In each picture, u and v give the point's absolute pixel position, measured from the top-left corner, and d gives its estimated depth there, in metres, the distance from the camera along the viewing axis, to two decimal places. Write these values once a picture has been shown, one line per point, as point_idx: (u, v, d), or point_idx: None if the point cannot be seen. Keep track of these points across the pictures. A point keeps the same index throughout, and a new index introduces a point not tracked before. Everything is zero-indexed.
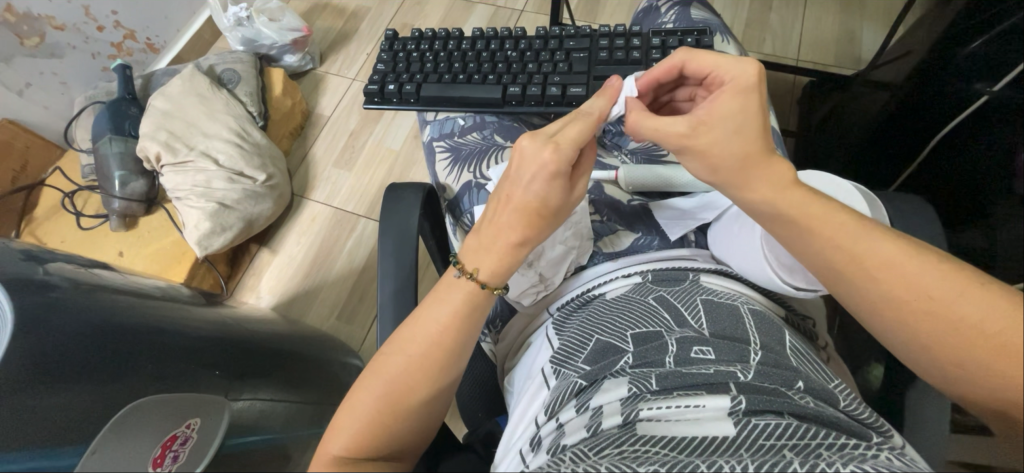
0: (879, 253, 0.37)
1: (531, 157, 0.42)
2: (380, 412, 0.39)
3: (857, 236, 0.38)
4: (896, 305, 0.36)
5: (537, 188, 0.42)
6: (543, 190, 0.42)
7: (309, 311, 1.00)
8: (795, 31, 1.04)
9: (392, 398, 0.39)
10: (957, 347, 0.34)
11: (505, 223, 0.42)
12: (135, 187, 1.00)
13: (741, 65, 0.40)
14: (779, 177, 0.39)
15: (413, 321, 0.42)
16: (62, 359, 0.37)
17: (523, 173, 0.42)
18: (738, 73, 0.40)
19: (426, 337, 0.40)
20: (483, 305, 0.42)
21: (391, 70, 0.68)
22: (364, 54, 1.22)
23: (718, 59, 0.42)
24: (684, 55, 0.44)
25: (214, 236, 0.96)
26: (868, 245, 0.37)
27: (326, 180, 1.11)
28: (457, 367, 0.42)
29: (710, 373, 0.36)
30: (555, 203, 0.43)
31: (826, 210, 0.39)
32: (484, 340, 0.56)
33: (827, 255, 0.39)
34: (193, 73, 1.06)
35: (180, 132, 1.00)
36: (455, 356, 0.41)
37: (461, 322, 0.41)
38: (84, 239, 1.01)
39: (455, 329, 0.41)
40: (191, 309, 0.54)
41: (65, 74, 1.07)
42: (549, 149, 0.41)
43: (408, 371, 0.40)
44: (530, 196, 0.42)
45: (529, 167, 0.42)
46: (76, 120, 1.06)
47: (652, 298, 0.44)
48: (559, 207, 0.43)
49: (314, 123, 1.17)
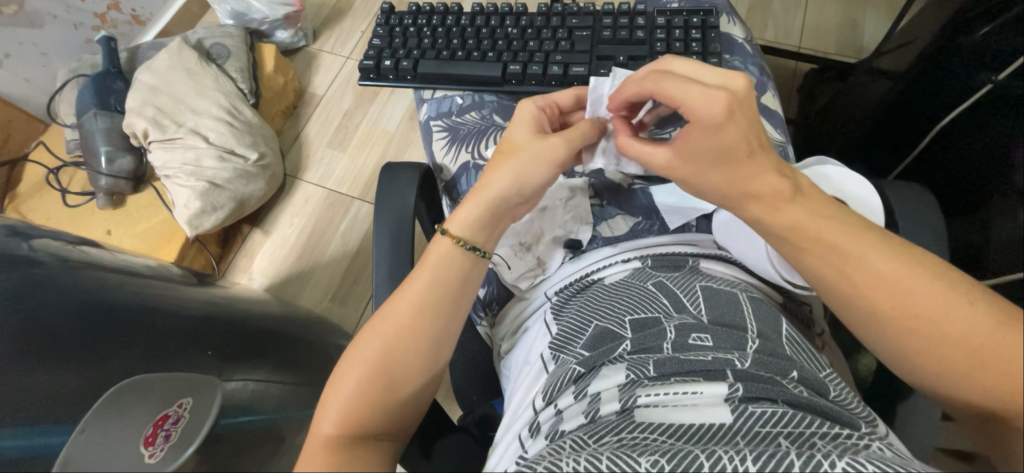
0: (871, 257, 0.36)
1: (518, 112, 0.47)
2: (367, 388, 0.38)
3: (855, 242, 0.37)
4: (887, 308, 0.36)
5: (517, 129, 0.46)
6: (517, 141, 0.45)
7: (303, 293, 1.00)
8: (798, 18, 1.03)
9: (380, 375, 0.39)
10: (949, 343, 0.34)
11: (488, 169, 0.45)
12: (121, 164, 0.97)
13: (708, 101, 0.35)
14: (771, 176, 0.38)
15: (396, 296, 0.42)
16: (48, 340, 0.36)
17: (512, 125, 0.47)
18: (704, 111, 0.35)
19: (411, 306, 0.41)
20: (454, 256, 0.43)
21: (387, 45, 0.66)
22: (358, 32, 1.19)
23: (683, 90, 0.36)
24: (649, 84, 0.39)
25: (204, 216, 0.94)
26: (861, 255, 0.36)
27: (319, 160, 1.09)
28: (447, 343, 0.42)
29: (708, 360, 0.36)
30: (522, 149, 0.44)
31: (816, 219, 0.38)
32: (480, 323, 0.55)
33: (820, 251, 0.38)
34: (181, 47, 1.03)
35: (168, 108, 0.97)
36: (436, 324, 0.41)
37: (442, 287, 0.42)
38: (71, 217, 0.99)
39: (432, 298, 0.41)
40: (181, 288, 0.53)
41: (46, 45, 1.03)
42: (530, 102, 0.48)
43: (394, 349, 0.39)
44: (510, 138, 0.46)
45: (518, 118, 0.47)
46: (59, 94, 1.03)
47: (652, 284, 0.44)
48: (534, 155, 0.44)
49: (306, 102, 1.15)
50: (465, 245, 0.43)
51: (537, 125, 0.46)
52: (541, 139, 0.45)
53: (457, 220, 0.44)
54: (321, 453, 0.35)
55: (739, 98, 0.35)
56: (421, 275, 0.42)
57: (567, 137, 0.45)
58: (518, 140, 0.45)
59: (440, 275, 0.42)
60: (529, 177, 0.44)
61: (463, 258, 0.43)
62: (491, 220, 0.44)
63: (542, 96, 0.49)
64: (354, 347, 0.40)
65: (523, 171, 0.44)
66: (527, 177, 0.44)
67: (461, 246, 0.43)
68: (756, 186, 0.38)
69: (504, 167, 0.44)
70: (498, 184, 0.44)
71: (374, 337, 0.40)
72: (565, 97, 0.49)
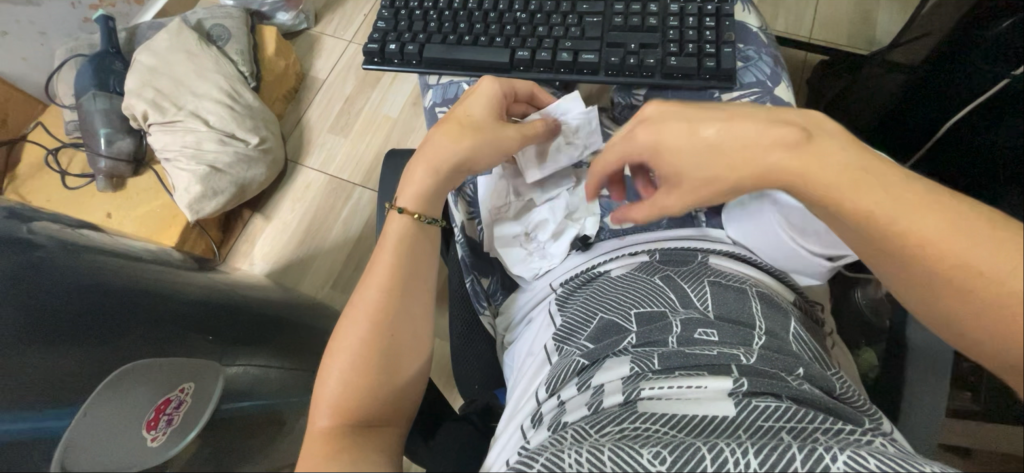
0: (920, 224, 0.32)
1: (481, 85, 0.48)
2: (357, 374, 0.38)
3: (897, 206, 0.32)
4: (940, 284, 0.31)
5: (478, 108, 0.48)
6: (476, 116, 0.47)
7: (304, 280, 1.00)
8: (810, 7, 1.01)
9: (366, 361, 0.39)
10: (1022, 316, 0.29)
11: (442, 140, 0.46)
12: (120, 146, 0.96)
13: (625, 141, 0.41)
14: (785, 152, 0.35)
15: (365, 283, 0.43)
16: (48, 323, 0.36)
17: (473, 100, 0.48)
18: (633, 146, 0.40)
19: (381, 290, 0.41)
20: (416, 237, 0.45)
21: (392, 29, 0.65)
22: (361, 15, 1.17)
23: (612, 153, 0.42)
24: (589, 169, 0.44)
25: (205, 200, 0.93)
26: (912, 220, 0.32)
27: (321, 145, 1.08)
28: (419, 318, 0.42)
29: (713, 355, 0.36)
30: (482, 131, 0.46)
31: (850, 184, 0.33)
32: (484, 314, 0.52)
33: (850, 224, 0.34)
34: (180, 27, 1.01)
35: (168, 90, 0.96)
36: (420, 308, 0.43)
37: (406, 266, 0.43)
38: (70, 199, 0.98)
39: (400, 278, 0.42)
40: (181, 273, 0.52)
41: (43, 24, 1.02)
42: (493, 82, 0.49)
43: (373, 333, 0.40)
44: (469, 114, 0.47)
45: (479, 96, 0.48)
46: (56, 73, 1.01)
47: (659, 278, 0.43)
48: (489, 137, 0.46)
49: (307, 86, 1.13)
50: (424, 219, 0.45)
51: (495, 103, 0.48)
52: (500, 126, 0.47)
53: (408, 196, 0.46)
54: (319, 444, 0.35)
55: (657, 121, 0.40)
56: (384, 258, 0.43)
57: (521, 130, 0.48)
58: (475, 115, 0.47)
59: (403, 256, 0.44)
60: (483, 161, 0.47)
61: (423, 237, 0.45)
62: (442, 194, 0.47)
63: (506, 81, 0.50)
64: (337, 337, 0.41)
65: (476, 144, 0.46)
66: (480, 159, 0.47)
67: (419, 220, 0.45)
68: (773, 160, 0.35)
69: (461, 139, 0.46)
70: (453, 160, 0.46)
71: (356, 324, 0.40)
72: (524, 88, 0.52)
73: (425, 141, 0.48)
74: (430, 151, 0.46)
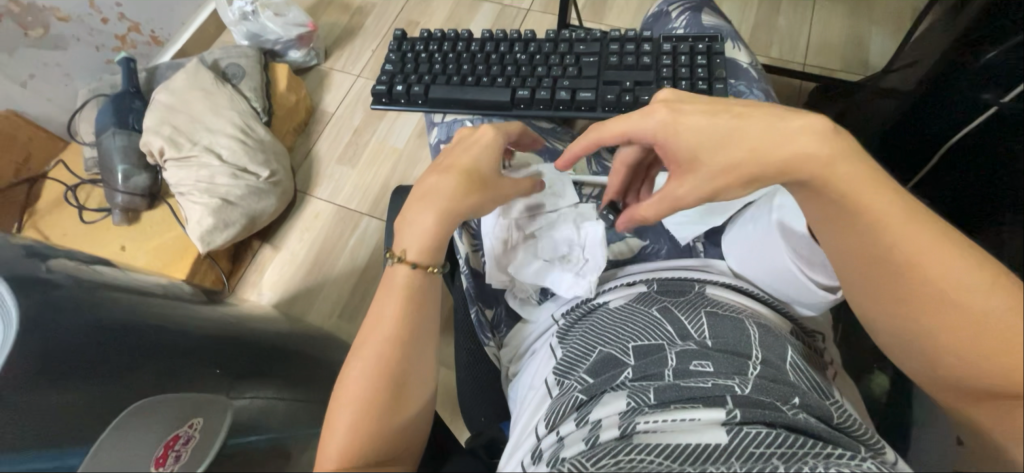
0: (928, 257, 0.36)
1: (489, 138, 0.51)
2: (362, 414, 0.39)
3: (925, 237, 0.36)
4: (933, 308, 0.35)
5: (473, 156, 0.50)
6: (481, 169, 0.49)
7: (311, 309, 1.00)
8: (802, 35, 1.04)
9: (370, 400, 0.39)
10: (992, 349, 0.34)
11: (442, 185, 0.47)
12: (136, 181, 0.99)
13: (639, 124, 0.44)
14: (814, 140, 0.38)
15: (370, 326, 0.44)
16: (68, 361, 0.37)
17: (470, 151, 0.50)
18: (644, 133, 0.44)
19: (387, 333, 0.42)
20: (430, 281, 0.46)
21: (399, 71, 0.68)
22: (369, 51, 1.23)
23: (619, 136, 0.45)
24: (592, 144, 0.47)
25: (216, 232, 0.95)
26: (924, 250, 0.36)
27: (329, 177, 1.11)
28: (423, 357, 0.43)
29: (708, 387, 0.36)
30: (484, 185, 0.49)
31: (871, 189, 0.37)
32: (488, 345, 0.54)
33: (859, 223, 0.37)
34: (197, 67, 1.06)
35: (184, 127, 1.00)
36: (422, 350, 0.44)
37: (411, 308, 0.44)
38: (86, 233, 1.01)
39: (406, 320, 0.43)
40: (193, 307, 0.53)
41: (69, 66, 1.08)
42: (490, 132, 0.51)
43: (377, 374, 0.41)
44: (468, 164, 0.49)
45: (475, 147, 0.50)
46: (79, 113, 1.06)
47: (656, 309, 0.44)
48: (490, 185, 0.49)
49: (317, 119, 1.17)
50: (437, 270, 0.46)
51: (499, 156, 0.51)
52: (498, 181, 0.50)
53: (414, 248, 0.46)
54: None
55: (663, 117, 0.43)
56: (390, 301, 0.44)
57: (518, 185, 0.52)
58: (478, 165, 0.49)
59: (408, 298, 0.45)
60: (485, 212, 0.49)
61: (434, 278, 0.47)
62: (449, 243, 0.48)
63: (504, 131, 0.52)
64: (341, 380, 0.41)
65: (479, 197, 0.48)
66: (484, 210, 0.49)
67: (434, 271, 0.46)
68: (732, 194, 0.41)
69: (463, 190, 0.47)
70: (460, 210, 0.47)
71: (360, 366, 0.41)
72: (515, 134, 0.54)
73: (424, 184, 0.48)
74: (432, 196, 0.47)
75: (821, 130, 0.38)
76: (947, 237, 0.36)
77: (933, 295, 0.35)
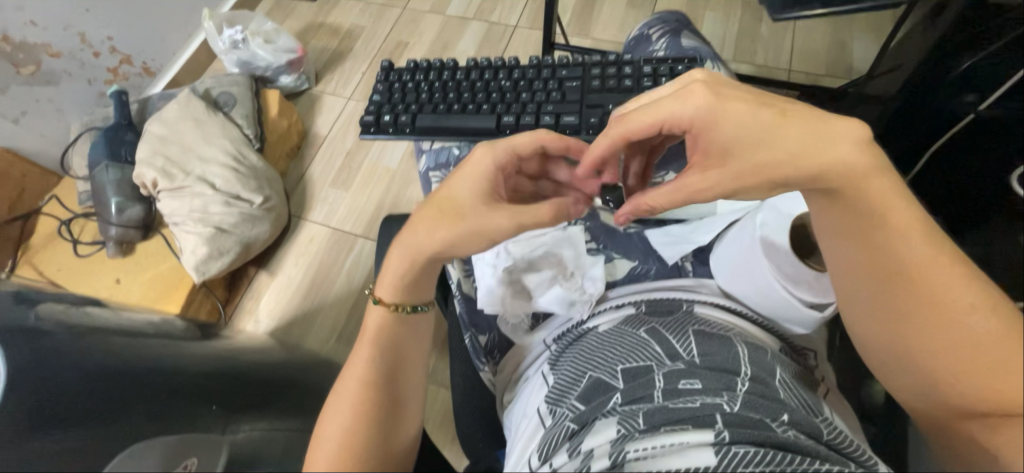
0: (926, 270, 0.38)
1: (475, 165, 0.46)
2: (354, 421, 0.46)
3: (928, 252, 0.38)
4: (925, 317, 0.38)
5: (466, 187, 0.47)
6: (459, 202, 0.47)
7: (309, 335, 1.00)
8: (785, 42, 1.06)
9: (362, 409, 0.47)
10: (970, 361, 0.36)
11: (421, 225, 0.48)
12: (130, 213, 1.00)
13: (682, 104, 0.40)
14: (855, 147, 0.38)
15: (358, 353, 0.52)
16: (58, 408, 0.37)
17: (463, 178, 0.48)
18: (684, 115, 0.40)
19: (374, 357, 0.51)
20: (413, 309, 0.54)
21: (386, 101, 0.68)
22: (359, 73, 1.25)
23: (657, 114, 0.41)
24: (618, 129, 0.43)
25: (211, 261, 0.96)
26: (924, 263, 0.38)
27: (323, 200, 1.11)
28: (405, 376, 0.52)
29: (696, 406, 0.37)
30: (468, 215, 0.46)
31: (893, 202, 0.39)
32: (483, 370, 0.52)
33: (872, 229, 0.39)
34: (189, 98, 1.07)
35: (176, 157, 1.00)
36: (409, 376, 0.52)
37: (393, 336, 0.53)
38: (81, 267, 1.01)
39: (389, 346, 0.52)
40: (187, 343, 0.53)
41: (62, 101, 1.08)
42: (484, 151, 0.47)
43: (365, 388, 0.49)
44: (458, 196, 0.47)
45: (469, 172, 0.47)
46: (72, 147, 1.07)
47: (644, 331, 0.44)
48: (472, 213, 0.46)
49: (309, 143, 1.18)
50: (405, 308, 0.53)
51: (479, 184, 0.47)
52: (489, 207, 0.46)
53: (388, 288, 0.53)
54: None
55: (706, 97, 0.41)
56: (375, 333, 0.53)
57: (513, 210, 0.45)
58: (459, 200, 0.47)
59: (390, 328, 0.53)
60: (469, 245, 0.47)
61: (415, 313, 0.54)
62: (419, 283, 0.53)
63: (501, 145, 0.48)
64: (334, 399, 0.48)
65: (450, 232, 0.46)
66: (463, 244, 0.46)
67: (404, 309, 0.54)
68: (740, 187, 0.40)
69: (438, 228, 0.47)
70: (426, 246, 0.47)
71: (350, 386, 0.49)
72: (524, 145, 0.48)
73: (413, 222, 0.49)
74: (408, 241, 0.49)
75: (827, 142, 0.38)
76: (949, 256, 0.38)
77: (929, 305, 0.38)
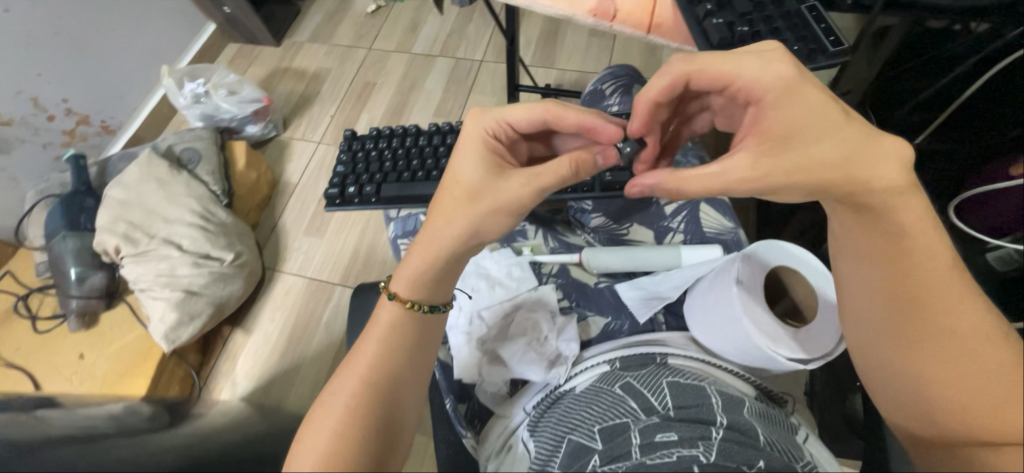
0: (940, 294, 0.38)
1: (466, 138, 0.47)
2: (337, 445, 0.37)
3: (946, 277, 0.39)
4: (936, 342, 0.38)
5: (473, 169, 0.45)
6: (470, 183, 0.45)
7: (290, 393, 0.96)
8: None
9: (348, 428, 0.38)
10: (976, 393, 0.36)
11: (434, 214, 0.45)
12: (92, 283, 0.96)
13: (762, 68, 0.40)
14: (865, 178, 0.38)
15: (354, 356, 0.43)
16: None
17: (465, 162, 0.46)
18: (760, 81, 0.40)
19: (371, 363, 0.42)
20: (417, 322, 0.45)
21: (351, 171, 0.68)
22: (327, 117, 1.24)
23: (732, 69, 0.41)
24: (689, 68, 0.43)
25: (181, 328, 0.92)
26: (941, 290, 0.38)
27: (297, 249, 1.09)
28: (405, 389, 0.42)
29: (674, 460, 0.36)
30: (482, 193, 0.44)
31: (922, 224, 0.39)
32: (465, 437, 0.49)
33: (897, 251, 0.40)
34: (150, 157, 1.04)
35: (140, 221, 0.97)
36: (409, 395, 0.43)
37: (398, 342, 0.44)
38: (41, 344, 0.96)
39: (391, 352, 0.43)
40: (154, 434, 0.50)
41: (15, 169, 1.04)
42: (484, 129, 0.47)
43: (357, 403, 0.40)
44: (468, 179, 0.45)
45: (470, 154, 0.46)
46: (26, 217, 1.03)
47: (619, 386, 0.44)
48: (489, 193, 0.44)
49: (280, 192, 1.16)
50: (419, 307, 0.44)
51: (484, 158, 0.46)
52: (501, 179, 0.45)
53: (403, 282, 0.45)
54: None
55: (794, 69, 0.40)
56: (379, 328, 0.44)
57: (528, 178, 0.44)
58: (470, 182, 0.45)
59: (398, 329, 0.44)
60: (490, 224, 0.45)
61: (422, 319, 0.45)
62: (442, 276, 0.46)
63: (497, 119, 0.47)
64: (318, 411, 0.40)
65: (471, 215, 0.44)
66: (487, 225, 0.44)
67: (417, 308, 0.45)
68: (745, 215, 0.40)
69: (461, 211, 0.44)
70: (446, 236, 0.44)
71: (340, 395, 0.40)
72: (520, 117, 0.47)
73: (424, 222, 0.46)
74: (425, 240, 0.45)
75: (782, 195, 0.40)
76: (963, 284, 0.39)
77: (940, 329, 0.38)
